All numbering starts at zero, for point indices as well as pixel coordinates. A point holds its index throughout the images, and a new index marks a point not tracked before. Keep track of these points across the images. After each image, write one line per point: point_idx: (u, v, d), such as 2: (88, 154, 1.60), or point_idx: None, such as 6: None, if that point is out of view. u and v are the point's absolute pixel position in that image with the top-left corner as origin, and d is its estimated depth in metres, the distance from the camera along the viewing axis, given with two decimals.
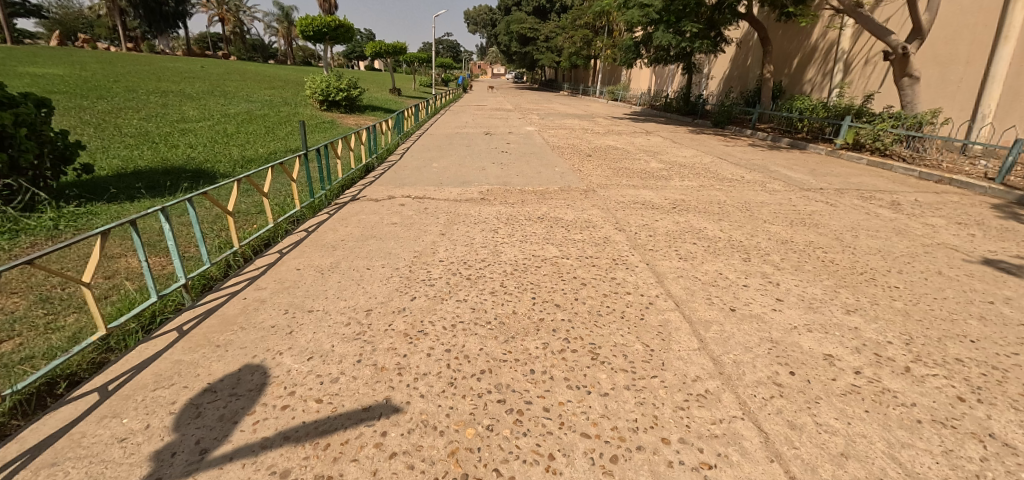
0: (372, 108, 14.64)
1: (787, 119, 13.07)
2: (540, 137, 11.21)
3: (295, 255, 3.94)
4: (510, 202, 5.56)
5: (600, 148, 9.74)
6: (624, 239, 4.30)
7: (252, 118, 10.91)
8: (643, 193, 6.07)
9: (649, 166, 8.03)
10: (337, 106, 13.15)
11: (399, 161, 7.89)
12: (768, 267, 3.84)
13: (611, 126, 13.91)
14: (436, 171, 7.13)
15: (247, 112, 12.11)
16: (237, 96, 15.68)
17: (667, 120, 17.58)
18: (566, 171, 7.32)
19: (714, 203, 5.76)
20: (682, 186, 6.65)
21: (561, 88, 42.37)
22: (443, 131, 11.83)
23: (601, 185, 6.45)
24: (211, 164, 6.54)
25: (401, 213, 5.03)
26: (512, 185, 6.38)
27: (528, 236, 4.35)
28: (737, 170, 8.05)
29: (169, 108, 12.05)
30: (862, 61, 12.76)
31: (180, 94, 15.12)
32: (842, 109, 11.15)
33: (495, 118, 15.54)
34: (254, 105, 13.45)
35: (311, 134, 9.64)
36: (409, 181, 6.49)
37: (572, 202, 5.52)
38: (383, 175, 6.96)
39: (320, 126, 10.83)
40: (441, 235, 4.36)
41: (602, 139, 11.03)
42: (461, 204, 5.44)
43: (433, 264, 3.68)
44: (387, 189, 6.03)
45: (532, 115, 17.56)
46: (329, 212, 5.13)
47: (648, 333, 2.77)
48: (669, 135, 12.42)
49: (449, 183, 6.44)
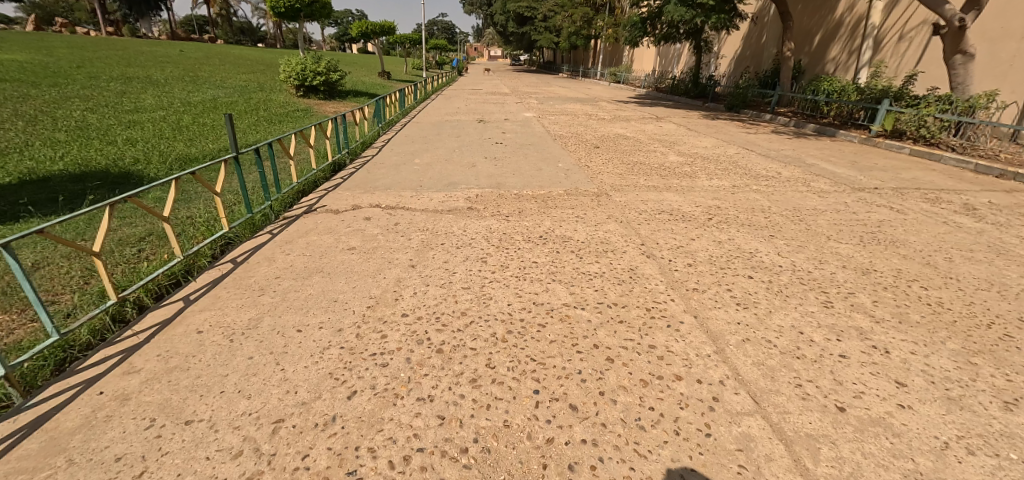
0: (354, 93, 13.33)
1: (812, 102, 11.85)
2: (539, 125, 10.01)
3: (205, 306, 2.84)
4: (503, 211, 4.45)
5: (608, 137, 8.57)
6: (656, 272, 3.20)
7: (214, 107, 9.66)
8: (667, 197, 4.94)
9: (668, 160, 6.87)
10: (315, 92, 11.88)
11: (375, 156, 6.72)
12: (861, 321, 2.75)
13: (617, 111, 12.68)
14: (417, 170, 6.01)
15: (212, 99, 10.81)
16: (210, 82, 14.35)
17: (675, 103, 16.29)
18: (572, 168, 6.18)
19: (757, 210, 4.64)
20: (711, 186, 5.53)
21: (560, 70, 40.72)
22: (432, 119, 10.59)
23: (615, 186, 5.32)
24: (140, 166, 5.36)
25: (365, 232, 3.92)
26: (507, 188, 5.25)
27: (528, 268, 3.24)
28: (771, 164, 6.89)
29: (127, 97, 10.80)
30: (896, 37, 11.51)
31: (146, 80, 13.80)
32: (879, 91, 9.92)
33: (490, 103, 14.24)
34: (223, 92, 12.14)
35: (278, 124, 8.41)
36: (382, 183, 5.36)
37: (581, 211, 4.40)
38: (353, 175, 5.80)
39: (292, 115, 9.59)
40: (410, 267, 3.25)
41: (609, 127, 9.84)
42: (442, 216, 4.33)
43: (392, 322, 2.58)
44: (354, 196, 4.89)
45: (530, 99, 16.25)
46: (271, 232, 4.00)
47: (725, 471, 1.70)
48: (683, 121, 11.20)
49: (431, 185, 5.32)
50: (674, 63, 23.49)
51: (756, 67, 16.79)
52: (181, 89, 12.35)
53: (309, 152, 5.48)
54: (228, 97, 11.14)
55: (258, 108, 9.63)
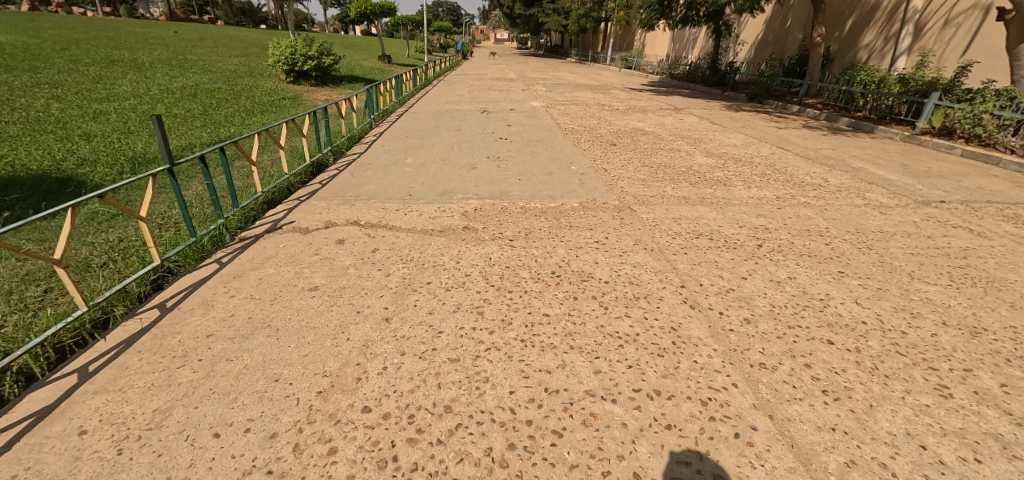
0: (350, 78, 12.44)
1: (846, 93, 10.87)
2: (548, 116, 9.12)
3: (104, 384, 2.12)
4: (506, 230, 3.65)
5: (625, 132, 7.69)
6: (705, 335, 2.43)
7: (194, 94, 8.84)
8: (702, 214, 4.13)
9: (696, 161, 6.03)
10: (306, 78, 11.02)
11: (362, 154, 5.91)
12: (1000, 422, 1.98)
13: (632, 101, 11.72)
14: (407, 173, 5.22)
15: (195, 86, 9.99)
16: (199, 66, 13.52)
17: (692, 91, 15.25)
18: (587, 171, 5.36)
19: (814, 235, 3.83)
20: (752, 197, 4.69)
21: (568, 54, 39.37)
22: (431, 108, 9.71)
23: (638, 197, 4.49)
24: (85, 169, 4.61)
25: (333, 261, 3.16)
26: (510, 197, 4.44)
27: (537, 324, 2.47)
28: (813, 167, 6.03)
29: (104, 83, 10.00)
30: (941, 23, 10.48)
31: (131, 64, 13.02)
32: (925, 82, 8.95)
33: (495, 90, 13.31)
34: (208, 77, 11.31)
35: (260, 114, 7.61)
36: (364, 191, 4.57)
37: (601, 233, 3.61)
38: (335, 178, 5.00)
39: (278, 103, 8.76)
40: (384, 322, 2.49)
41: (625, 119, 8.96)
42: (430, 236, 3.54)
43: (346, 424, 1.85)
44: (329, 208, 4.13)
45: (538, 85, 15.28)
46: (220, 259, 3.25)
47: None
48: (706, 114, 10.27)
49: (420, 193, 4.53)
50: (690, 48, 22.25)
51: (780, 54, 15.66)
52: (165, 73, 11.56)
53: (281, 152, 4.69)
54: (212, 83, 10.33)
55: (241, 96, 8.81)
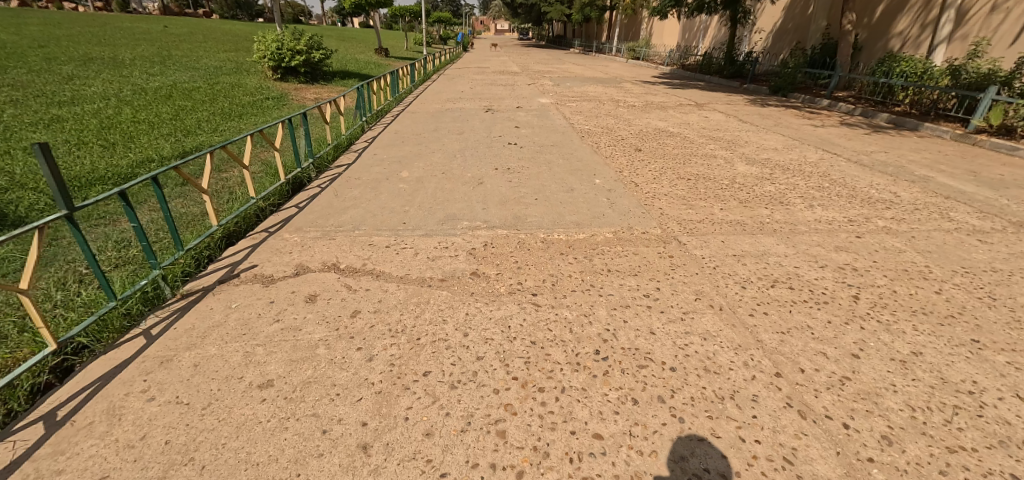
0: (343, 74, 11.54)
1: (883, 86, 9.94)
2: (559, 115, 8.24)
3: None
4: (526, 277, 2.82)
5: (648, 134, 6.83)
6: (837, 476, 1.63)
7: (168, 95, 7.99)
8: (769, 248, 3.29)
9: (738, 170, 5.17)
10: (295, 75, 10.13)
11: (348, 167, 5.08)
12: None
13: (648, 96, 10.80)
14: (401, 190, 4.38)
15: (172, 85, 9.12)
16: (182, 63, 12.65)
17: (708, 84, 14.30)
18: (614, 186, 4.52)
19: (916, 278, 3.00)
20: (820, 221, 3.85)
21: (571, 44, 38.23)
22: (431, 107, 8.82)
23: (684, 223, 3.65)
24: (12, 195, 3.80)
25: (298, 334, 2.36)
26: (527, 224, 3.59)
27: (585, 456, 1.66)
28: (875, 176, 5.17)
29: (73, 83, 9.13)
30: (987, 7, 9.57)
31: (112, 61, 12.19)
32: (979, 75, 8.08)
33: (498, 85, 12.39)
34: (190, 75, 10.44)
35: (239, 118, 6.77)
36: (348, 218, 3.75)
37: (650, 282, 2.78)
38: (314, 200, 4.18)
39: (261, 103, 7.91)
40: (361, 452, 1.68)
41: (646, 118, 8.08)
42: (428, 288, 2.73)
43: None
44: (302, 244, 3.32)
45: (544, 79, 14.33)
46: (150, 330, 2.47)
47: None
48: (731, 110, 9.36)
49: (417, 220, 3.70)
50: (701, 38, 21.23)
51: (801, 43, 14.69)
52: (144, 72, 10.71)
53: (245, 173, 3.86)
54: (191, 82, 9.45)
55: (219, 97, 7.95)
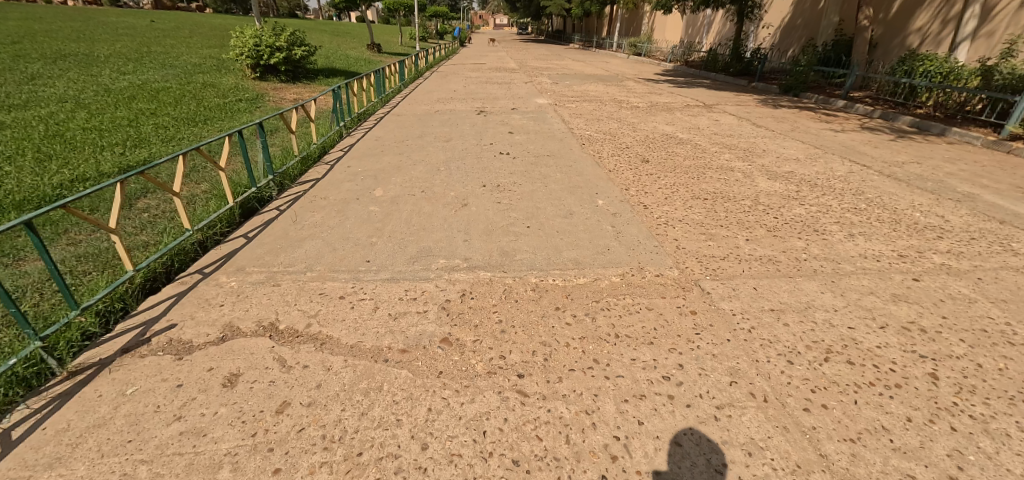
0: (329, 72, 10.85)
1: (904, 87, 9.29)
2: (558, 118, 7.59)
3: None
4: (511, 347, 2.20)
5: (655, 141, 6.18)
6: None
7: (131, 97, 7.31)
8: (812, 300, 2.67)
9: (759, 186, 4.54)
10: (275, 73, 9.44)
11: (314, 183, 4.44)
12: None
13: (653, 96, 10.12)
14: (371, 214, 3.75)
15: (141, 85, 8.43)
16: (161, 60, 11.92)
17: (714, 82, 13.64)
18: (620, 208, 3.89)
19: (1002, 344, 2.39)
20: (866, 258, 3.23)
21: (571, 39, 37.41)
22: (419, 108, 8.14)
23: (706, 263, 3.02)
24: None
25: (200, 443, 1.74)
26: (516, 263, 2.96)
27: None
28: (914, 195, 4.56)
29: (34, 83, 8.42)
30: (1015, 2, 8.91)
31: (85, 57, 11.47)
32: (1014, 76, 7.45)
33: (494, 83, 11.73)
34: (164, 74, 9.75)
35: (204, 123, 6.10)
36: (302, 254, 3.12)
37: (669, 355, 2.17)
38: (265, 229, 3.54)
39: (233, 105, 7.22)
40: None
41: (651, 121, 7.45)
42: (383, 364, 2.10)
43: None
44: (238, 292, 2.69)
45: (543, 76, 13.67)
46: (10, 432, 1.85)
47: None
48: (743, 112, 8.71)
49: (383, 256, 3.06)
50: (705, 34, 20.51)
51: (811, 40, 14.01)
52: (115, 69, 9.99)
53: (177, 200, 3.13)
54: (163, 81, 8.76)
55: (187, 98, 7.28)
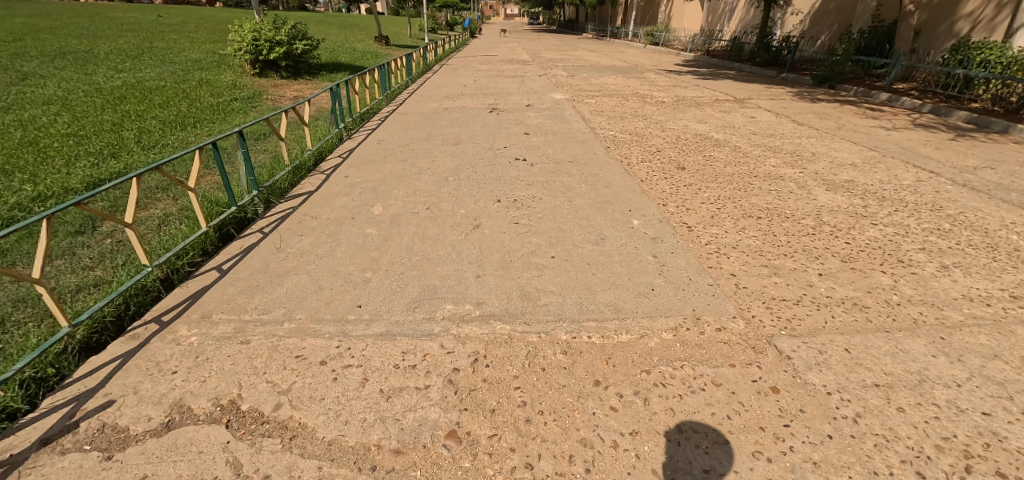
0: (333, 67, 10.30)
1: (957, 78, 8.43)
2: (576, 116, 6.95)
3: None
4: (539, 449, 1.64)
5: (688, 143, 5.53)
6: None
7: (121, 97, 6.85)
8: (925, 370, 2.07)
9: (818, 199, 3.90)
10: (275, 70, 8.87)
11: (305, 198, 3.91)
12: None
13: (678, 89, 9.37)
14: (367, 238, 3.20)
15: (134, 83, 7.98)
16: (161, 56, 11.46)
17: (740, 73, 12.82)
18: (658, 229, 3.29)
19: None
20: (973, 300, 2.60)
21: (584, 29, 36.38)
22: (426, 105, 7.55)
23: (777, 311, 2.42)
24: None
25: None
26: (540, 310, 2.39)
27: None
28: (1001, 210, 3.88)
29: (25, 82, 8.01)
30: None
31: (85, 55, 11.06)
32: None
33: (506, 77, 11.09)
34: (161, 71, 9.28)
35: (194, 127, 5.59)
36: (282, 295, 2.60)
37: (755, 464, 1.60)
38: (243, 258, 3.02)
39: (228, 104, 6.69)
40: None
41: (680, 118, 6.78)
42: (369, 474, 1.57)
43: None
44: (198, 353, 2.18)
45: (557, 68, 12.98)
46: None
47: None
48: (779, 107, 7.96)
49: (377, 299, 2.52)
50: (726, 22, 19.50)
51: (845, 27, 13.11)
52: (112, 67, 9.57)
53: (129, 232, 2.54)
54: (158, 79, 8.30)
55: (179, 98, 6.80)
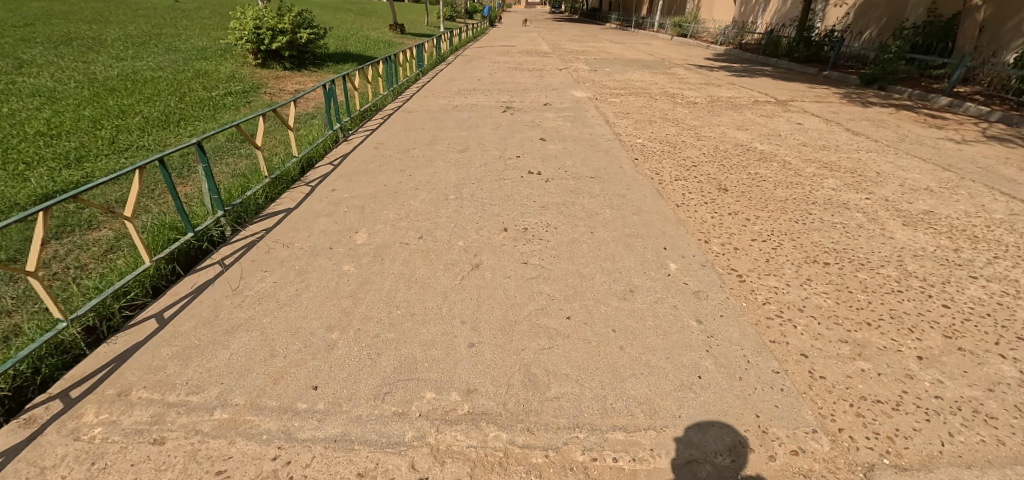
0: (342, 57, 9.74)
1: None
2: (599, 118, 6.25)
3: None
4: None
5: (729, 155, 4.82)
6: None
7: (112, 89, 6.41)
8: None
9: (896, 240, 3.20)
10: (279, 60, 8.35)
11: (282, 218, 3.37)
12: None
13: (712, 88, 8.55)
14: (342, 278, 2.64)
15: (131, 73, 7.55)
16: (169, 43, 11.07)
17: (777, 70, 11.87)
18: (700, 279, 2.64)
19: None
20: None
21: (607, 19, 35.13)
22: (435, 102, 6.95)
23: (870, 422, 1.79)
24: None
25: None
26: (548, 407, 1.79)
27: None
28: None
29: (20, 71, 7.65)
30: None
31: (92, 41, 10.73)
32: None
33: (524, 70, 10.39)
34: (162, 59, 8.85)
35: (179, 126, 5.09)
36: (224, 364, 2.06)
37: None
38: (193, 301, 2.50)
39: (221, 98, 6.18)
40: None
41: (716, 123, 6.05)
42: None
43: None
44: (94, 459, 1.65)
45: (579, 62, 12.21)
46: None
47: None
48: (827, 111, 7.12)
49: (339, 377, 1.95)
50: (760, 13, 18.27)
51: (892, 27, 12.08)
52: (114, 55, 9.17)
53: (34, 281, 1.99)
54: (156, 68, 7.85)
55: (171, 91, 6.33)
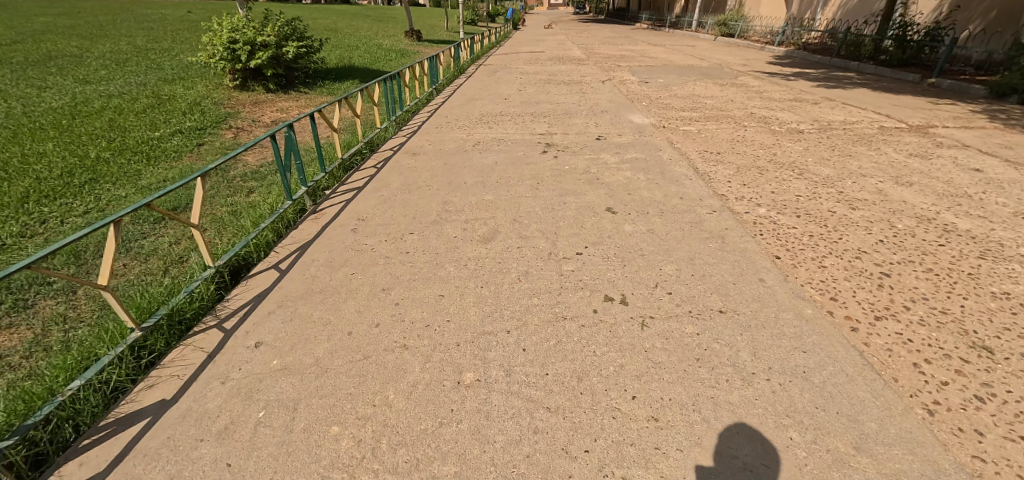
0: (343, 73, 8.19)
1: None
2: (679, 160, 4.41)
3: None
4: None
5: (925, 243, 2.94)
6: None
7: (33, 128, 4.96)
8: None
9: None
10: (261, 80, 6.82)
11: (135, 435, 1.71)
12: None
13: (808, 107, 6.58)
14: None
15: (78, 101, 6.12)
16: (154, 59, 9.77)
17: (866, 77, 9.73)
18: None
19: None
20: None
21: (637, 18, 32.92)
22: (450, 135, 5.25)
23: None
24: None
25: None
26: None
27: None
28: None
29: None
30: None
31: (70, 60, 9.49)
32: None
33: (560, 83, 8.61)
34: (130, 81, 7.45)
35: (78, 191, 3.52)
36: None
37: None
38: None
39: (165, 138, 4.64)
40: None
41: (856, 170, 4.13)
42: None
43: None
44: None
45: (622, 70, 10.36)
46: None
47: None
48: (993, 143, 5.09)
49: None
50: (819, 8, 15.87)
51: (1012, 25, 9.69)
52: (80, 77, 7.85)
53: None
54: (113, 94, 6.42)
55: (104, 129, 4.82)
